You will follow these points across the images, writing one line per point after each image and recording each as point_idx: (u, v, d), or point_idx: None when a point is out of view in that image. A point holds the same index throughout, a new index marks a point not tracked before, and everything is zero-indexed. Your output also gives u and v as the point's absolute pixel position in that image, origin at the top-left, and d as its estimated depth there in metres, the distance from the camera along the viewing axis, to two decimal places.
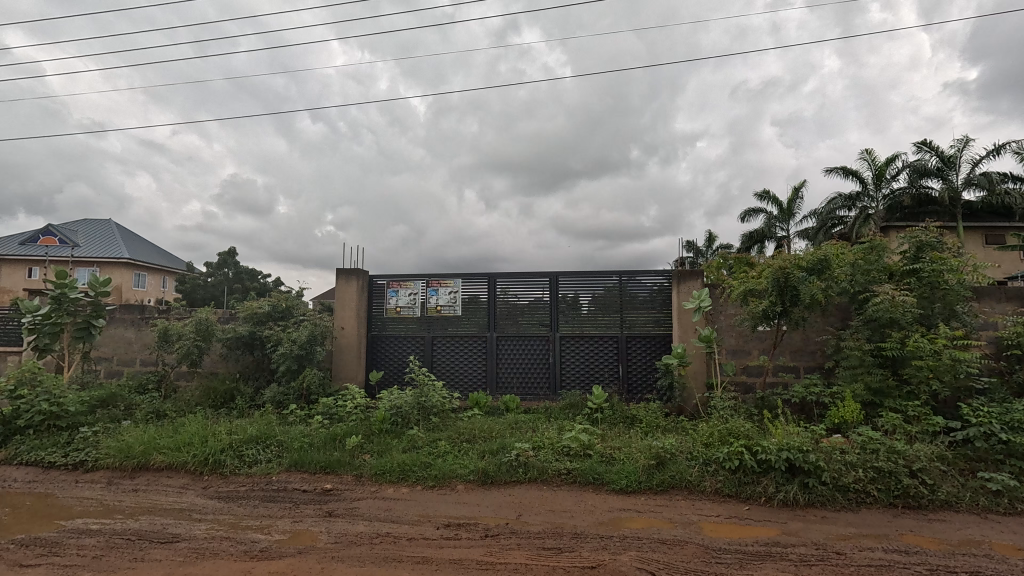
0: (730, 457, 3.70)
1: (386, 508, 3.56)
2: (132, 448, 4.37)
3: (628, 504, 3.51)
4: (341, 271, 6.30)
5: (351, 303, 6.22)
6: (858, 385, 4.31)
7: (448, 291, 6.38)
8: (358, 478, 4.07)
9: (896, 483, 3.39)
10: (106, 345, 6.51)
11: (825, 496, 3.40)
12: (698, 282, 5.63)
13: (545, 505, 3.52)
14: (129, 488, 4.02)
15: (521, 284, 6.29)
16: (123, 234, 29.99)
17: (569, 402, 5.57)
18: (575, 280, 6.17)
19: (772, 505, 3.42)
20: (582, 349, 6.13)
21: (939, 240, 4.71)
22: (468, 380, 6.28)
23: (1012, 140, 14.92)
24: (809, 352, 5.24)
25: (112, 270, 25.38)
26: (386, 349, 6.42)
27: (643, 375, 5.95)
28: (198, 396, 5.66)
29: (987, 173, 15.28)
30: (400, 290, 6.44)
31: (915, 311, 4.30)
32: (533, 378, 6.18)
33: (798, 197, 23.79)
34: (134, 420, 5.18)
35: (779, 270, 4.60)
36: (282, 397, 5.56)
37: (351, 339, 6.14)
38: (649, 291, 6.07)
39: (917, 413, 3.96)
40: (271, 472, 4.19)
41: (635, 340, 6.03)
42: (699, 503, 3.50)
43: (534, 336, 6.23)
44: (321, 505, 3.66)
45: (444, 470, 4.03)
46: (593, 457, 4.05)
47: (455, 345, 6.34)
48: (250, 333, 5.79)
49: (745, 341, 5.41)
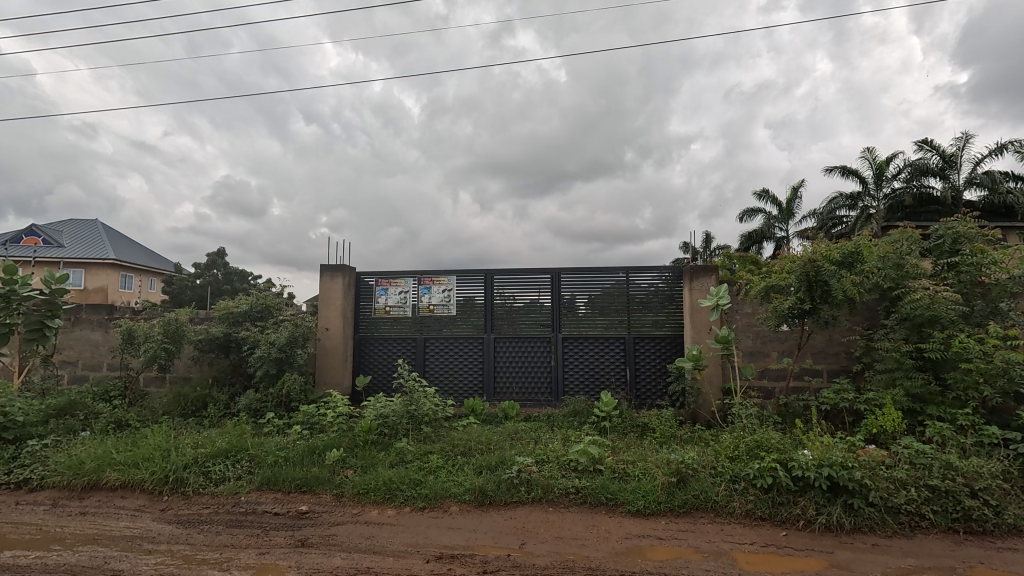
0: (762, 475, 3.27)
1: (368, 535, 3.09)
2: (83, 465, 3.85)
3: (648, 530, 3.06)
4: (326, 267, 5.82)
5: (336, 302, 5.75)
6: (897, 390, 3.88)
7: (441, 289, 5.92)
8: (339, 498, 3.59)
9: (955, 505, 2.97)
10: (69, 348, 6.00)
11: (873, 520, 2.97)
12: (712, 279, 5.21)
13: (552, 531, 3.06)
14: (75, 511, 3.52)
15: (521, 282, 5.83)
16: (109, 234, 29.32)
17: (574, 408, 5.12)
18: (579, 277, 5.73)
19: (813, 530, 3.00)
20: (586, 351, 5.68)
21: (979, 231, 4.32)
22: (463, 386, 5.81)
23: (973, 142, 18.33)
24: (835, 354, 4.82)
25: (97, 271, 24.67)
26: (374, 352, 5.94)
27: (654, 380, 5.50)
28: (166, 404, 5.16)
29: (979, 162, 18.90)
30: (390, 289, 5.97)
31: (958, 308, 3.89)
32: (534, 383, 5.72)
33: (797, 198, 23.55)
34: (93, 431, 4.68)
35: (808, 261, 4.15)
36: (260, 405, 5.07)
37: (335, 341, 5.67)
38: (659, 289, 5.62)
39: (967, 423, 3.54)
40: (240, 491, 3.70)
41: (643, 342, 5.58)
42: (729, 529, 3.06)
43: (534, 337, 5.78)
44: (292, 532, 3.19)
45: (436, 488, 3.56)
46: (605, 474, 3.60)
47: (449, 348, 5.88)
48: (225, 334, 5.29)
49: (764, 342, 4.99)
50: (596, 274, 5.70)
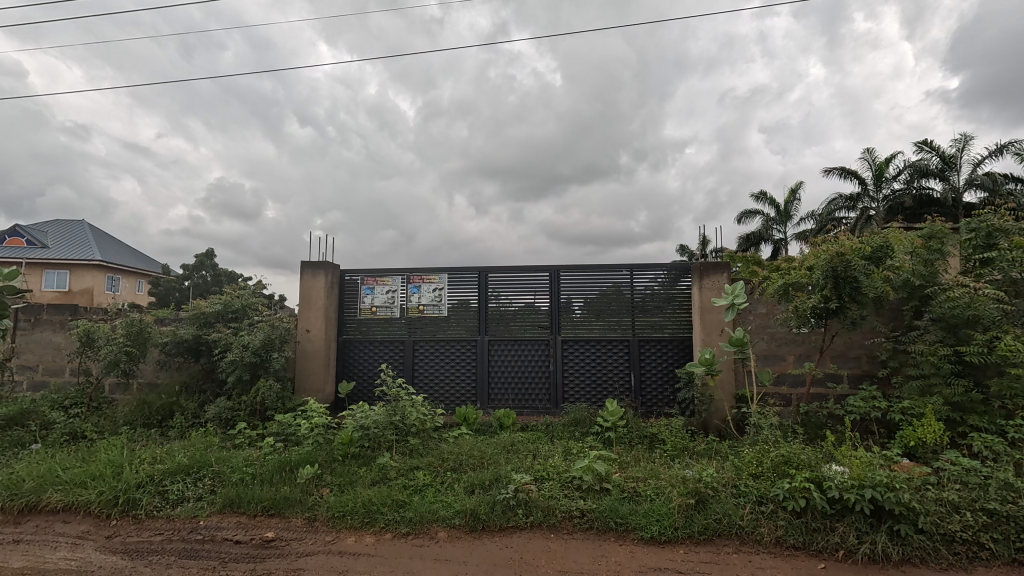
0: (793, 497, 2.87)
1: (340, 569, 2.67)
2: (21, 484, 3.40)
3: (665, 562, 2.66)
4: (307, 264, 5.37)
5: (318, 301, 5.31)
6: (935, 398, 3.50)
7: (432, 288, 5.50)
8: (311, 523, 3.16)
9: (1018, 532, 2.59)
10: (29, 352, 5.53)
11: (924, 550, 2.59)
12: (725, 277, 4.82)
13: (555, 564, 2.65)
14: (8, 539, 3.07)
15: (517, 280, 5.42)
16: (96, 235, 28.72)
17: (575, 417, 4.72)
18: (580, 276, 5.32)
19: (855, 562, 2.62)
20: (588, 355, 5.27)
21: (1017, 224, 3.95)
22: (455, 393, 5.39)
23: (972, 142, 18.23)
24: (856, 357, 4.45)
25: (82, 272, 24.04)
26: (360, 356, 5.52)
27: (660, 386, 5.10)
28: (129, 413, 4.70)
29: (978, 162, 18.72)
30: (376, 287, 5.55)
31: (1001, 307, 3.52)
32: (531, 390, 5.31)
33: (796, 199, 23.34)
34: (44, 444, 4.22)
35: (836, 255, 3.69)
36: (231, 414, 4.63)
37: (317, 345, 5.24)
38: (666, 289, 5.23)
39: (1018, 435, 3.16)
40: (199, 515, 3.26)
41: (649, 345, 5.19)
42: (759, 561, 2.66)
43: (531, 340, 5.37)
44: (254, 565, 2.75)
45: (422, 510, 3.14)
46: (613, 494, 3.19)
47: (440, 351, 5.46)
48: (195, 337, 4.85)
49: (779, 345, 4.61)
50: (597, 271, 5.30)
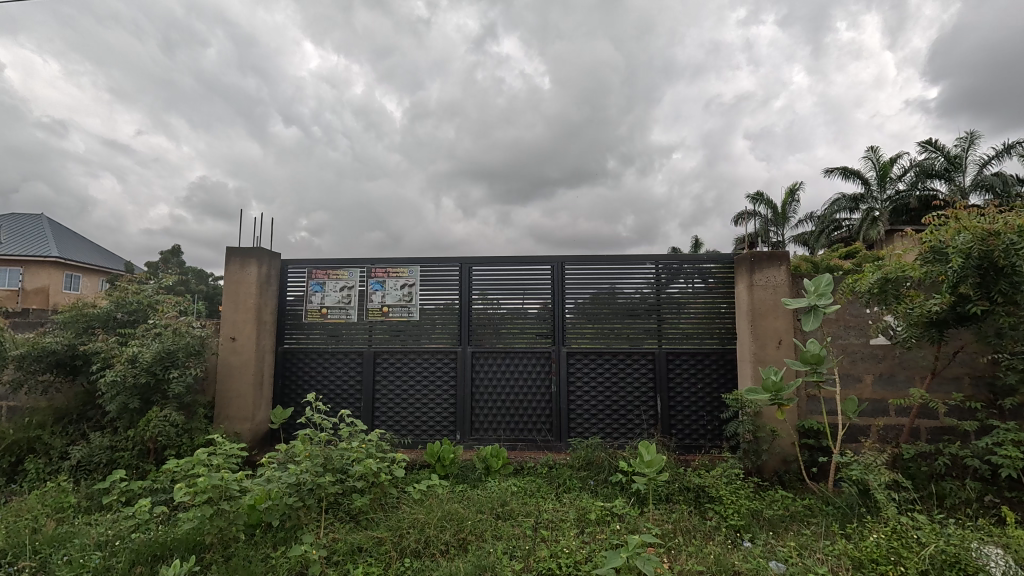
0: None
1: None
2: None
3: None
4: (234, 251, 4.04)
5: (245, 301, 3.98)
6: None
7: (400, 283, 4.23)
8: None
9: None
10: None
11: None
12: (785, 270, 3.65)
13: None
14: None
15: (511, 276, 4.18)
16: (56, 230, 26.90)
17: (587, 458, 3.51)
18: (591, 269, 4.12)
19: None
20: (599, 372, 4.06)
21: None
22: (428, 422, 4.13)
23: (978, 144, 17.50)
24: (955, 379, 3.33)
25: (36, 270, 22.04)
26: (303, 374, 4.24)
27: (695, 414, 3.90)
28: None
29: (983, 166, 18.01)
30: (327, 283, 4.26)
31: None
32: (526, 417, 4.08)
33: (794, 201, 22.59)
34: None
35: (981, 235, 2.51)
36: (111, 455, 3.32)
37: (243, 358, 3.93)
38: (699, 287, 4.03)
39: None
40: None
41: (680, 359, 4.00)
42: None
43: (528, 353, 4.14)
44: None
45: None
46: None
47: (408, 366, 4.20)
48: (68, 347, 3.57)
49: (859, 363, 3.46)
50: (612, 264, 4.11)
